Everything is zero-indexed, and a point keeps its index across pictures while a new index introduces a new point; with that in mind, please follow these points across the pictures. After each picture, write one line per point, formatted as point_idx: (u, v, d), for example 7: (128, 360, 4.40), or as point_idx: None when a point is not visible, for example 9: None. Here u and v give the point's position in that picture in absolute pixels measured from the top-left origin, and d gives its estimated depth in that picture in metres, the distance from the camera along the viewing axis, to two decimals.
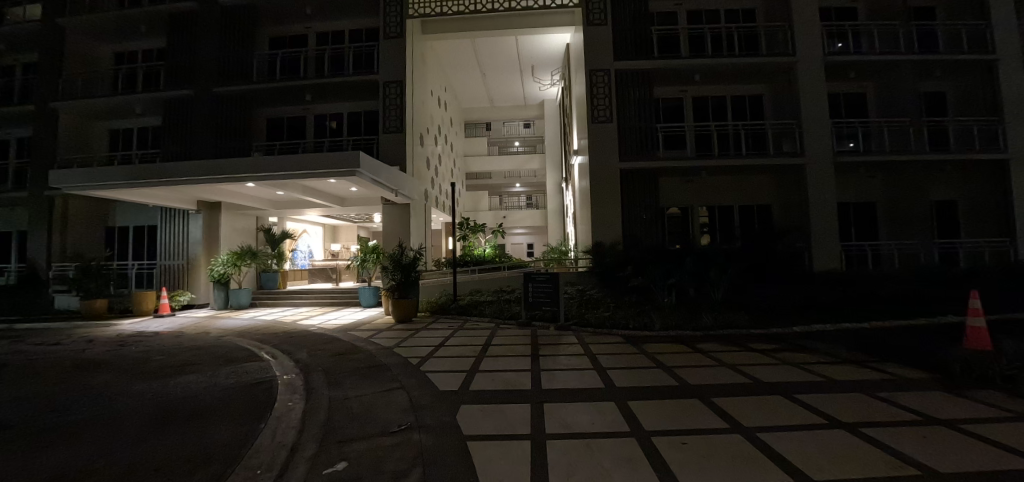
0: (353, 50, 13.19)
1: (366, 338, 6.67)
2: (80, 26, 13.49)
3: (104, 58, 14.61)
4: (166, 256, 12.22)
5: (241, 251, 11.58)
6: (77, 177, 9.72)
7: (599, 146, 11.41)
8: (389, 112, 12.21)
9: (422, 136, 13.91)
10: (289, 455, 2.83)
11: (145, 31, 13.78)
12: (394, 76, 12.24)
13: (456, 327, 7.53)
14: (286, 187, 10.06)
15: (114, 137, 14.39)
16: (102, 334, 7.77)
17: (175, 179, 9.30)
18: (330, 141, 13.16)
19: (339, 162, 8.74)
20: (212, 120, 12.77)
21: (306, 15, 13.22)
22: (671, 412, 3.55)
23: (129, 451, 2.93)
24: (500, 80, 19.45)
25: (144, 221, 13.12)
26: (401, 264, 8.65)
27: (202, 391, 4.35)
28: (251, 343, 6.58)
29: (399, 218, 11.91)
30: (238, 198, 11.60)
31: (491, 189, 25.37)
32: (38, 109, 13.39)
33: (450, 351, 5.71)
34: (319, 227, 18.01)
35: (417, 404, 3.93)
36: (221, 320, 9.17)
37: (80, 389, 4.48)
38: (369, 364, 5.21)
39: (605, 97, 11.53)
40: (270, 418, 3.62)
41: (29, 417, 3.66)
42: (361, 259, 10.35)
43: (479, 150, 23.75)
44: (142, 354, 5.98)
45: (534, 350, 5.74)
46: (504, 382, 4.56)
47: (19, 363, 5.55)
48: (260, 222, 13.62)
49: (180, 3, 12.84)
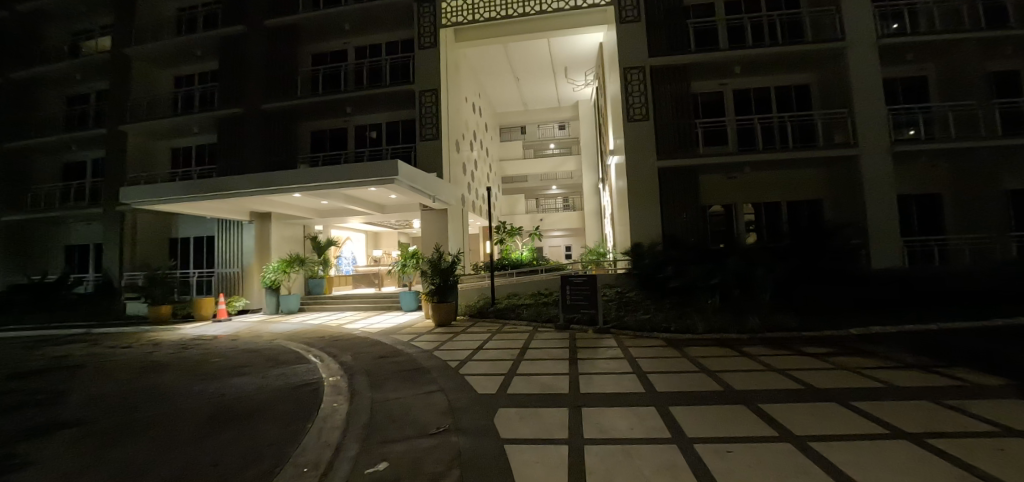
0: (390, 62, 13.60)
1: (407, 341, 6.83)
2: (144, 54, 14.69)
3: (164, 81, 15.79)
4: (224, 264, 13.07)
5: (290, 258, 12.12)
6: (141, 193, 10.51)
7: (635, 145, 11.20)
8: (426, 120, 12.50)
9: (458, 143, 14.14)
10: (334, 454, 3.14)
11: (200, 56, 14.78)
12: (430, 85, 12.53)
13: (494, 331, 7.58)
14: (330, 196, 10.48)
15: (175, 155, 15.49)
16: (167, 338, 8.36)
17: (229, 192, 9.88)
18: (370, 151, 13.52)
19: (378, 169, 9.00)
20: (263, 135, 13.58)
21: (345, 30, 13.77)
22: (716, 419, 3.40)
23: (190, 448, 3.24)
24: (534, 84, 19.48)
25: (202, 233, 13.98)
26: (440, 268, 8.74)
27: (255, 390, 4.63)
28: (300, 346, 6.90)
29: (437, 222, 12.24)
30: (286, 208, 12.28)
31: (527, 192, 25.50)
32: (110, 133, 14.64)
33: (488, 354, 5.70)
34: (360, 233, 18.07)
35: (455, 407, 4.01)
36: (274, 324, 9.66)
37: (150, 387, 4.90)
38: (410, 365, 5.32)
39: (639, 95, 11.35)
40: (316, 418, 3.82)
41: (105, 413, 4.01)
42: (402, 264, 10.63)
43: (514, 154, 24.05)
44: (203, 356, 6.42)
45: (573, 353, 5.66)
46: (542, 385, 4.55)
47: (101, 363, 6.13)
48: (307, 230, 14.16)
49: (232, 27, 13.74)
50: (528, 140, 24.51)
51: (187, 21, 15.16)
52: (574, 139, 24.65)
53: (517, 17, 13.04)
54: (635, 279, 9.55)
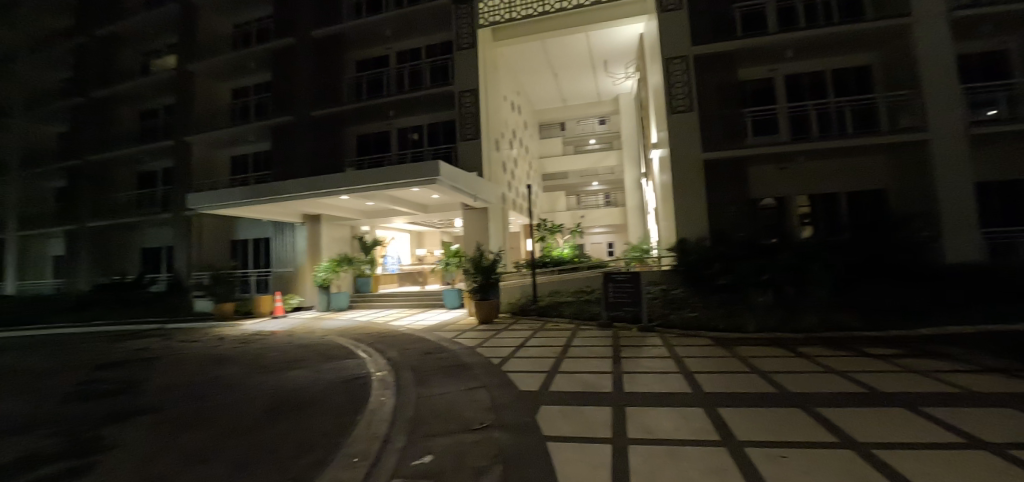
0: (430, 64, 13.96)
1: (451, 338, 6.97)
2: (206, 69, 15.82)
3: (222, 94, 16.90)
4: (280, 264, 14.00)
5: (339, 258, 12.66)
6: (206, 198, 11.43)
7: (678, 137, 10.78)
8: (467, 120, 12.68)
9: (497, 141, 14.24)
10: (382, 446, 3.30)
11: (255, 68, 15.75)
12: (468, 85, 12.71)
13: (536, 328, 7.57)
14: (376, 197, 10.87)
15: (234, 163, 16.61)
16: (230, 334, 8.98)
17: (282, 196, 10.49)
18: (413, 152, 14.10)
19: (421, 170, 9.26)
20: (311, 141, 14.25)
21: (386, 36, 14.25)
22: (769, 422, 3.24)
23: (253, 436, 3.51)
24: (573, 78, 19.03)
25: (260, 235, 14.96)
26: (482, 267, 8.88)
27: (308, 382, 4.90)
28: (349, 342, 7.21)
29: (477, 220, 12.41)
30: (336, 209, 12.94)
31: (567, 190, 24.41)
32: (176, 143, 15.81)
33: (530, 352, 5.71)
34: (405, 233, 18.39)
35: (499, 403, 4.06)
36: (324, 321, 10.14)
37: (217, 377, 5.31)
38: (454, 362, 5.43)
39: (684, 85, 10.88)
40: (365, 410, 3.99)
41: (177, 401, 4.40)
42: (445, 263, 10.79)
43: (554, 150, 23.64)
44: (261, 350, 6.84)
45: (616, 352, 5.56)
46: (585, 383, 4.51)
47: (176, 355, 6.68)
48: (355, 231, 14.80)
49: (282, 39, 14.49)
50: (568, 136, 24.00)
51: (242, 37, 16.52)
52: (614, 133, 23.58)
53: (553, 13, 13.20)
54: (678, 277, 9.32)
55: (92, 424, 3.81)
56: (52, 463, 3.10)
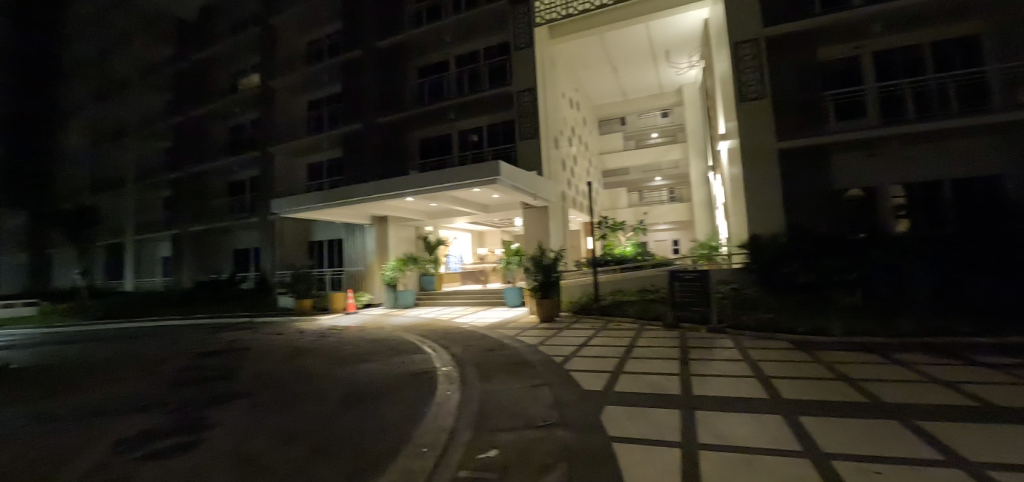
0: (488, 65, 14.25)
1: (513, 336, 7.08)
2: (285, 85, 17.30)
3: (298, 106, 18.28)
4: (352, 263, 14.99)
5: (406, 257, 13.42)
6: (286, 203, 12.54)
7: (746, 127, 10.13)
8: (525, 119, 12.81)
9: (557, 139, 14.21)
10: (449, 438, 3.44)
11: (327, 81, 17.01)
12: (526, 84, 12.83)
13: (599, 328, 7.49)
14: (439, 198, 11.30)
15: (311, 170, 18.09)
16: (310, 328, 9.79)
17: (353, 199, 11.27)
18: (473, 153, 14.47)
19: (482, 171, 9.51)
20: (378, 146, 15.16)
21: (446, 41, 14.77)
22: (861, 434, 2.92)
23: (333, 421, 3.82)
24: (633, 72, 17.88)
25: (334, 236, 16.61)
26: (543, 265, 8.90)
27: (379, 374, 5.22)
28: (416, 338, 7.58)
29: (537, 219, 12.48)
30: (400, 210, 13.47)
31: (629, 186, 23.31)
32: (261, 155, 17.38)
33: (593, 351, 5.65)
34: (467, 233, 18.88)
35: (562, 402, 4.06)
36: (392, 318, 10.76)
37: (301, 367, 5.82)
38: (516, 359, 5.51)
39: (754, 70, 10.18)
40: (432, 402, 4.17)
41: (266, 386, 4.89)
42: (507, 262, 10.88)
43: (615, 146, 22.57)
44: (337, 344, 7.39)
45: (683, 353, 5.34)
46: (651, 385, 4.38)
47: (268, 347, 7.42)
48: (419, 231, 15.56)
49: (350, 52, 15.51)
50: (629, 130, 22.65)
51: (315, 52, 18.00)
52: (678, 125, 21.93)
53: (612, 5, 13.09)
54: (747, 275, 8.76)
55: (200, 403, 4.36)
56: (171, 436, 3.60)
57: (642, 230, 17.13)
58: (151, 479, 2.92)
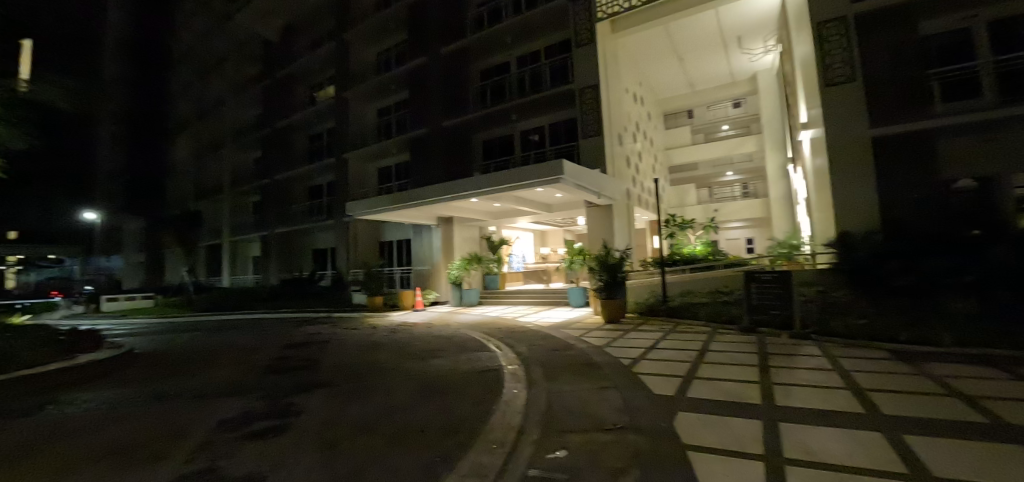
0: (551, 65, 14.46)
1: (577, 337, 7.03)
2: (358, 94, 18.55)
3: (369, 114, 19.54)
4: (419, 263, 16.28)
5: (470, 257, 13.92)
6: (360, 206, 13.50)
7: (828, 115, 9.42)
8: (588, 116, 12.69)
9: (621, 136, 13.91)
10: (518, 437, 3.45)
11: (395, 89, 18.03)
12: (589, 81, 12.73)
13: (667, 330, 7.23)
14: (502, 199, 11.56)
15: (381, 174, 19.23)
16: (382, 324, 10.39)
17: (421, 201, 11.82)
18: (535, 154, 14.64)
19: (547, 170, 9.56)
20: (446, 148, 15.98)
21: (507, 43, 15.05)
22: (982, 457, 2.51)
23: (408, 411, 4.02)
24: (700, 62, 17.17)
25: (402, 236, 17.75)
26: (607, 265, 8.76)
27: (448, 370, 5.36)
28: (481, 336, 7.75)
29: (602, 219, 12.24)
30: (463, 212, 13.87)
31: (697, 182, 22.39)
32: (338, 161, 18.72)
33: (662, 354, 5.45)
34: (529, 232, 19.13)
35: (632, 405, 3.94)
36: (458, 315, 11.15)
37: (375, 361, 6.14)
38: (583, 360, 5.44)
39: (842, 54, 9.46)
40: (500, 399, 4.22)
41: (344, 378, 5.20)
42: (569, 261, 10.86)
43: (682, 140, 21.27)
44: (405, 340, 7.72)
45: (763, 360, 5.00)
46: (728, 392, 4.13)
47: (347, 340, 7.96)
48: (483, 231, 15.94)
49: (417, 61, 16.29)
50: (698, 124, 21.46)
51: (384, 61, 19.20)
52: (752, 115, 20.30)
53: None
54: (844, 277, 8.05)
55: (287, 390, 4.72)
56: (262, 419, 3.93)
57: (713, 227, 16.28)
58: (248, 460, 3.20)
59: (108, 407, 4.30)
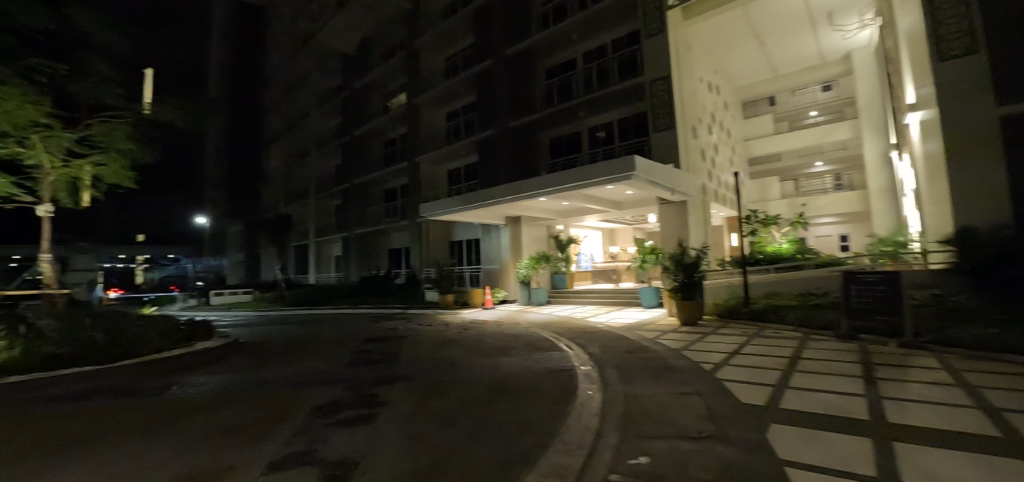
0: (618, 59, 14.20)
1: (652, 338, 6.83)
2: (428, 100, 19.40)
3: (438, 118, 20.33)
4: (489, 261, 16.75)
5: (538, 256, 14.06)
6: (433, 207, 14.22)
7: (940, 92, 8.29)
8: (659, 109, 12.33)
9: (695, 127, 13.30)
10: (596, 440, 3.34)
11: (463, 93, 18.65)
12: (660, 73, 12.38)
13: (752, 335, 6.77)
14: (571, 197, 11.62)
15: (452, 175, 20.09)
16: (453, 321, 10.78)
17: (491, 201, 12.09)
18: (604, 150, 14.46)
19: (618, 167, 9.42)
20: (512, 150, 16.00)
21: (573, 39, 15.06)
22: None
23: (483, 409, 4.05)
24: (783, 44, 16.05)
25: (471, 235, 18.29)
26: (683, 264, 8.41)
27: (520, 369, 5.36)
28: (550, 335, 7.75)
29: (676, 215, 11.96)
30: (532, 211, 14.11)
31: (779, 175, 20.26)
32: (410, 166, 19.76)
33: (748, 360, 5.10)
34: (598, 231, 19.01)
35: (717, 414, 3.68)
36: (527, 314, 11.27)
37: (448, 357, 6.32)
38: (659, 363, 5.22)
39: (960, 19, 8.24)
40: (574, 401, 4.14)
41: (419, 373, 5.38)
42: (641, 260, 10.62)
43: (763, 130, 19.52)
44: (476, 337, 7.90)
45: (867, 371, 4.47)
46: (828, 405, 3.73)
47: (424, 336, 8.33)
48: (551, 230, 16.02)
49: (482, 63, 16.77)
50: (780, 111, 19.76)
51: (451, 66, 19.99)
52: (846, 99, 18.38)
53: None
54: (979, 277, 7.05)
55: (370, 382, 5.00)
56: (349, 408, 4.18)
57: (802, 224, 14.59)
58: (342, 443, 3.42)
59: (217, 392, 4.77)
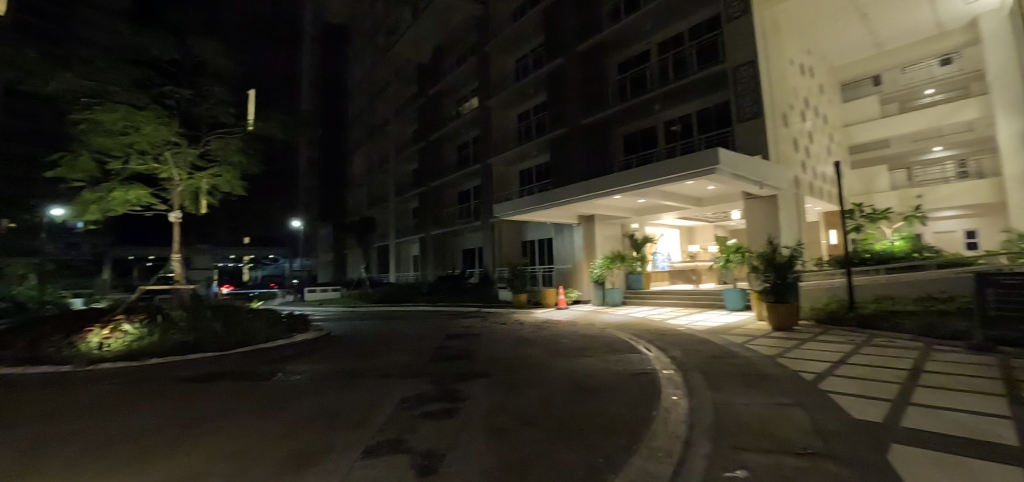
0: (696, 47, 13.52)
1: (740, 344, 6.43)
2: (500, 102, 19.86)
3: (509, 119, 20.72)
4: (561, 261, 17.09)
5: (612, 256, 13.92)
6: (506, 206, 14.68)
7: None
8: (743, 98, 11.55)
9: (786, 115, 12.20)
10: (686, 448, 3.10)
11: (533, 93, 18.85)
12: (745, 58, 11.55)
13: (860, 343, 6.11)
14: (648, 195, 11.32)
15: (524, 176, 20.46)
16: (528, 320, 11.01)
17: (567, 200, 12.14)
18: (682, 144, 13.99)
19: (700, 160, 9.01)
20: (588, 148, 16.18)
21: (646, 30, 14.67)
22: None
23: (561, 411, 4.00)
24: (890, 14, 14.28)
25: (544, 235, 18.51)
26: (775, 264, 7.80)
27: (598, 371, 5.26)
28: (628, 337, 7.61)
29: (764, 212, 11.21)
30: (609, 210, 14.04)
31: (888, 162, 18.80)
32: (482, 168, 20.37)
33: (859, 371, 4.60)
34: (674, 229, 18.61)
35: (825, 429, 3.30)
36: (601, 315, 11.19)
37: (522, 355, 6.40)
38: (751, 370, 4.87)
39: None
40: (660, 406, 3.98)
41: (497, 370, 5.49)
42: (724, 260, 9.96)
43: (868, 113, 17.74)
44: (552, 337, 7.97)
45: (1015, 390, 3.79)
46: (966, 427, 3.19)
47: (503, 334, 8.58)
48: (625, 229, 15.80)
49: (552, 63, 16.96)
50: (888, 91, 17.82)
51: (521, 69, 20.34)
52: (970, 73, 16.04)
53: None
54: None
55: (451, 377, 5.20)
56: (433, 401, 4.38)
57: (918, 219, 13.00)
58: (429, 434, 3.54)
59: (313, 381, 5.19)
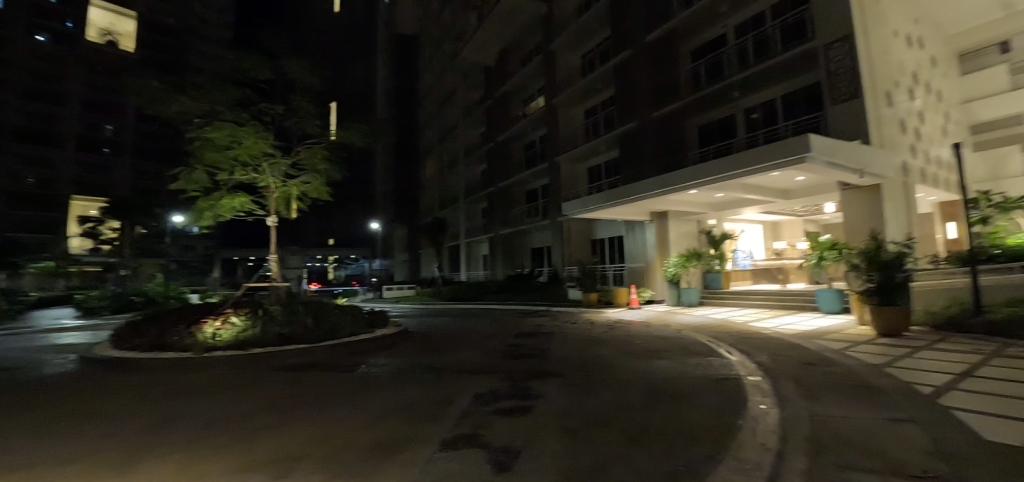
0: (778, 27, 12.52)
1: (839, 350, 5.93)
2: (566, 99, 19.74)
3: (574, 115, 20.52)
4: (633, 259, 16.74)
5: (687, 254, 13.42)
6: (575, 205, 14.84)
7: None
8: (837, 78, 10.50)
9: (890, 94, 10.83)
10: (776, 458, 2.78)
11: (601, 87, 18.53)
12: (839, 33, 10.46)
13: (993, 354, 5.33)
14: (726, 188, 10.78)
15: (591, 173, 20.19)
16: (601, 320, 10.98)
17: (635, 197, 12.10)
18: (765, 134, 13.04)
19: (785, 150, 8.41)
20: (659, 142, 15.72)
21: (722, 13, 13.89)
22: None
23: (637, 416, 3.90)
24: None
25: (615, 232, 18.27)
26: (880, 264, 7.06)
27: (677, 375, 5.08)
28: (707, 339, 7.31)
29: (862, 203, 10.14)
30: (685, 206, 13.55)
31: None
32: (550, 166, 20.55)
33: (993, 386, 4.03)
34: (756, 225, 17.51)
35: (946, 447, 2.87)
36: (677, 315, 10.84)
37: (594, 355, 6.40)
38: (855, 381, 4.46)
39: None
40: (746, 415, 3.77)
41: (569, 370, 5.51)
42: (817, 257, 9.18)
43: (997, 85, 15.38)
44: (626, 337, 7.87)
45: None
46: None
47: (576, 334, 8.63)
48: (702, 225, 15.08)
49: (621, 55, 16.68)
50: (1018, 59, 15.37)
51: (587, 63, 20.09)
52: None
53: None
54: None
55: (523, 375, 5.33)
56: (506, 399, 4.51)
57: None
58: (503, 432, 3.57)
59: (392, 375, 5.54)
